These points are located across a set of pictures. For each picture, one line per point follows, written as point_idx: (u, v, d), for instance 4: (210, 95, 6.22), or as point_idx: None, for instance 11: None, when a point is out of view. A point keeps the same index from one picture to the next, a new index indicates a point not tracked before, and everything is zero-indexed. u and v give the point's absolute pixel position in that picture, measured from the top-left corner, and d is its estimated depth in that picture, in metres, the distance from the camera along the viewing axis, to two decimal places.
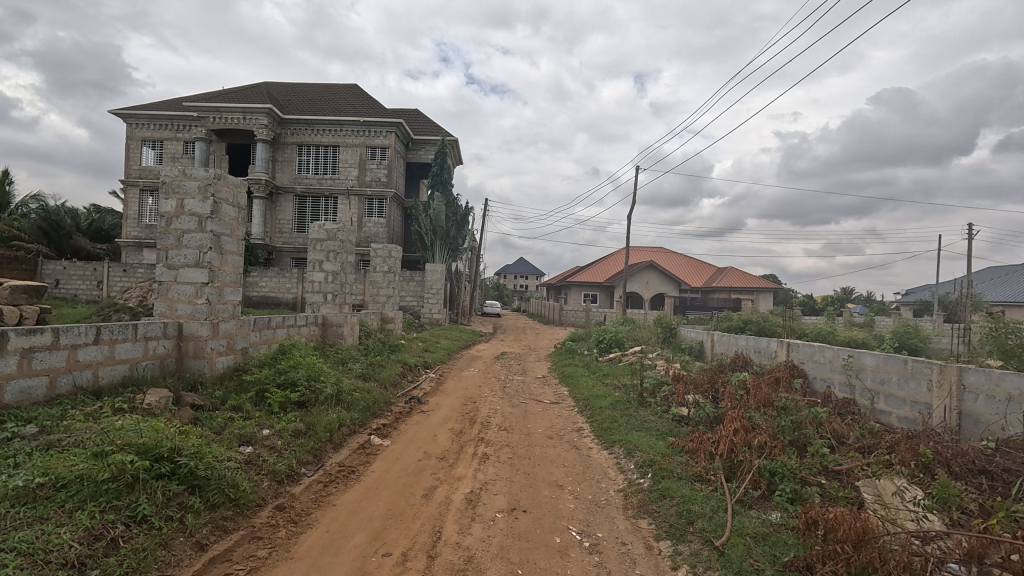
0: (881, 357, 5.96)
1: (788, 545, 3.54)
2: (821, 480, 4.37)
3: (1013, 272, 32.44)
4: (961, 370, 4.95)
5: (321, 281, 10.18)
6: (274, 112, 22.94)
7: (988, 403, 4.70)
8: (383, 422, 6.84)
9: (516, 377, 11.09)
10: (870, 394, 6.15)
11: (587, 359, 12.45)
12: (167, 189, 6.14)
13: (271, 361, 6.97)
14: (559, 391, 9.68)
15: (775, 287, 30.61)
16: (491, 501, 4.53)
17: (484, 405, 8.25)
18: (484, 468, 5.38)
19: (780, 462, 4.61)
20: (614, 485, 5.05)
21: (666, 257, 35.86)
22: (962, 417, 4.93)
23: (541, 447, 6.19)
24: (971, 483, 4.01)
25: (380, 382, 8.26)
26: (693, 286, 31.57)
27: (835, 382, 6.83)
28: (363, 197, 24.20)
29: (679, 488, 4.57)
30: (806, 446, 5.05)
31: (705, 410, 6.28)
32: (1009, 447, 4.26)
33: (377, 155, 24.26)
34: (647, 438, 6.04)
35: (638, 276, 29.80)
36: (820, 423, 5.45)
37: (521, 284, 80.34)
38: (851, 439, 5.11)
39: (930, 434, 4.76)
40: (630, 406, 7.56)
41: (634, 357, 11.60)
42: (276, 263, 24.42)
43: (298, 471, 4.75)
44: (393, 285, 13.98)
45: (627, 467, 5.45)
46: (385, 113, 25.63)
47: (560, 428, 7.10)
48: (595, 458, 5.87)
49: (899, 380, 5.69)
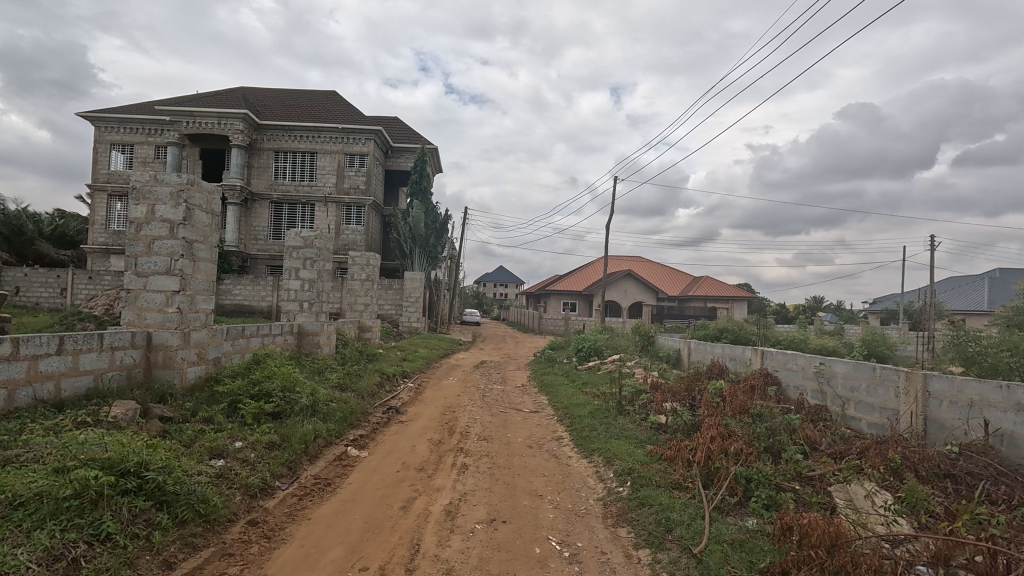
0: (851, 365, 6.13)
1: (763, 550, 3.57)
2: (795, 486, 4.43)
3: (972, 283, 33.80)
4: (927, 378, 5.11)
5: (297, 289, 10.02)
6: (250, 117, 22.58)
7: (951, 409, 4.86)
8: (360, 432, 6.73)
9: (496, 386, 11.07)
10: (840, 400, 6.32)
11: (566, 367, 12.52)
12: (137, 195, 5.98)
13: (245, 369, 6.82)
14: (539, 400, 9.67)
15: (749, 296, 31.26)
16: (470, 512, 4.49)
17: (463, 414, 8.21)
18: (463, 479, 5.32)
19: (755, 468, 4.67)
20: (593, 494, 5.06)
21: (643, 266, 36.30)
22: (927, 423, 5.09)
23: (520, 457, 6.16)
24: (937, 486, 4.16)
25: (357, 392, 8.12)
26: (671, 295, 32.00)
27: (807, 389, 6.99)
28: (341, 204, 23.96)
29: (658, 496, 4.59)
30: (780, 452, 5.14)
31: (682, 418, 6.36)
32: (971, 452, 4.42)
33: (355, 162, 24.05)
34: (626, 446, 6.08)
35: (616, 285, 30.15)
36: (793, 429, 5.56)
37: (501, 292, 80.63)
38: (823, 445, 5.22)
39: (898, 440, 4.91)
40: (609, 414, 7.60)
41: (612, 365, 11.74)
42: (251, 270, 23.94)
43: (270, 485, 4.62)
44: (371, 293, 13.80)
45: (607, 475, 5.48)
46: (364, 120, 25.49)
47: (540, 437, 7.10)
48: (575, 467, 5.89)
49: (868, 387, 5.86)
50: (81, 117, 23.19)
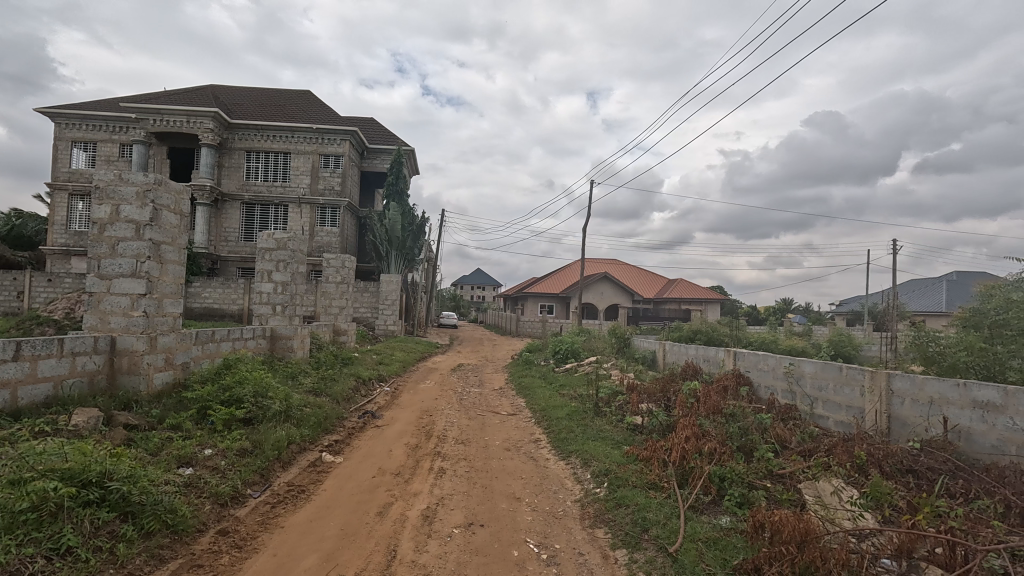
0: (819, 365, 6.31)
1: (737, 548, 3.64)
2: (766, 483, 4.54)
3: (931, 285, 35.22)
4: (890, 377, 5.30)
5: (270, 292, 9.82)
6: (221, 116, 22.05)
7: (913, 407, 5.04)
8: (335, 438, 6.61)
9: (474, 389, 11.03)
10: (809, 400, 6.50)
11: (544, 369, 12.57)
12: (100, 194, 5.76)
13: (216, 375, 6.64)
14: (516, 402, 9.68)
15: (721, 298, 31.92)
16: (448, 516, 4.46)
17: (440, 418, 8.15)
18: (440, 483, 5.28)
19: (728, 467, 4.76)
20: (570, 495, 5.09)
21: (619, 269, 36.73)
22: (891, 420, 5.28)
23: (498, 460, 6.15)
24: (900, 482, 4.32)
25: (332, 396, 7.99)
26: (646, 297, 32.43)
27: (777, 388, 7.17)
28: (315, 206, 23.57)
29: (634, 496, 4.64)
30: (752, 451, 5.26)
31: (658, 419, 6.45)
32: (932, 448, 4.61)
33: (330, 163, 23.70)
34: (602, 447, 6.14)
35: (593, 287, 30.42)
36: (764, 428, 5.70)
37: (478, 295, 80.45)
38: (793, 443, 5.36)
39: (864, 437, 5.08)
40: (587, 415, 7.66)
41: (589, 367, 11.83)
42: (221, 272, 23.34)
43: (242, 493, 4.50)
44: (347, 296, 13.62)
45: (584, 476, 5.51)
46: (339, 121, 25.16)
47: (517, 439, 7.10)
48: (552, 469, 5.91)
49: (835, 386, 6.04)
50: (40, 113, 22.28)
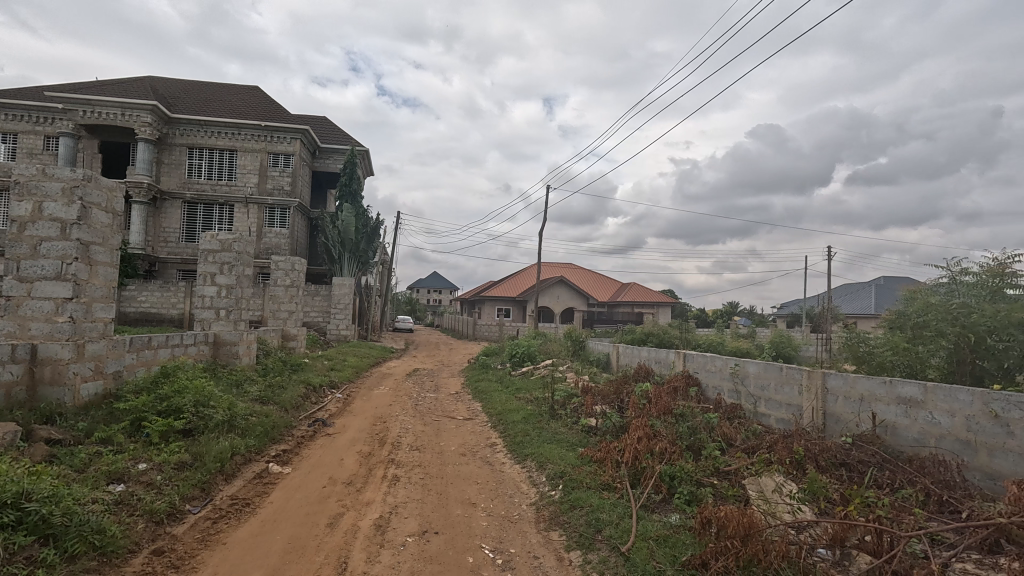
0: (761, 365, 6.63)
1: (685, 544, 3.76)
2: (713, 481, 4.71)
3: (861, 289, 37.76)
4: (825, 375, 5.63)
5: (213, 296, 9.35)
6: (160, 110, 20.86)
7: (846, 404, 5.38)
8: (283, 448, 6.35)
9: (429, 394, 10.88)
10: (753, 399, 6.81)
11: (500, 373, 12.58)
12: (20, 190, 5.32)
13: (152, 384, 6.24)
14: (472, 407, 9.63)
15: (672, 301, 32.99)
16: (401, 525, 4.38)
17: (395, 424, 7.99)
18: (394, 491, 5.18)
19: (678, 466, 4.91)
20: (526, 499, 5.10)
21: (574, 273, 37.31)
22: (826, 417, 5.61)
23: (454, 466, 6.09)
24: (834, 475, 4.59)
25: (280, 404, 7.68)
26: (601, 301, 33.07)
27: (723, 388, 7.48)
28: (263, 206, 22.67)
29: (588, 497, 4.71)
30: (700, 449, 5.45)
31: (611, 420, 6.57)
32: (862, 442, 4.93)
33: (279, 162, 22.87)
34: (558, 450, 6.20)
35: (549, 291, 30.75)
36: (712, 427, 5.92)
37: (435, 299, 79.62)
38: (738, 441, 5.59)
39: (802, 433, 5.37)
40: (542, 418, 7.71)
41: (545, 370, 11.92)
42: (159, 275, 22.04)
43: (179, 509, 4.25)
44: (296, 300, 13.16)
45: (539, 479, 5.54)
46: (290, 119, 24.35)
47: (473, 444, 7.07)
48: (508, 473, 5.91)
49: (776, 386, 6.36)
50: None
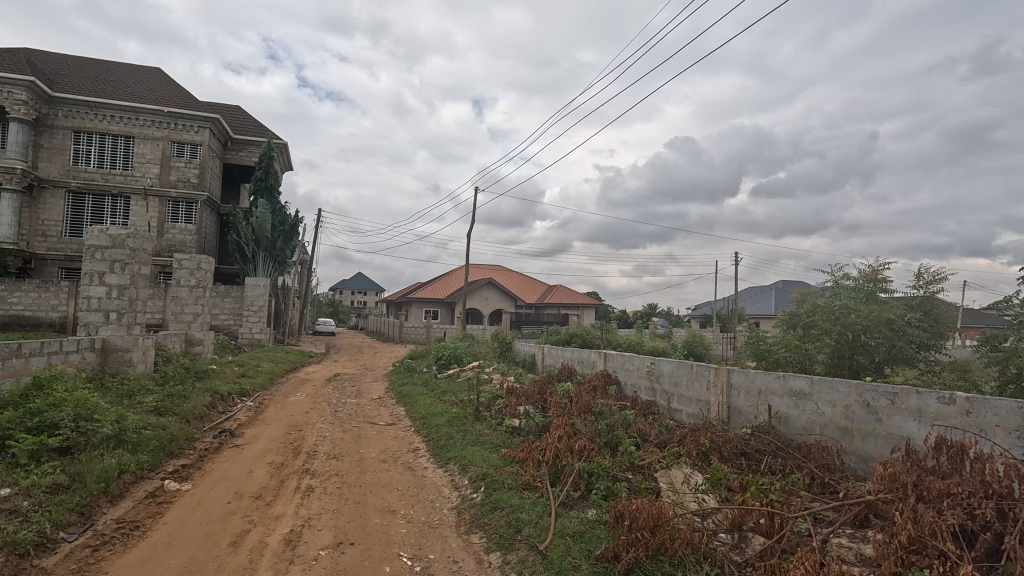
0: (674, 363, 7.02)
1: (600, 538, 3.89)
2: (628, 475, 4.92)
3: (764, 291, 41.20)
4: (730, 371, 6.07)
5: (101, 297, 8.40)
6: (39, 87, 18.52)
7: (747, 398, 5.83)
8: (182, 462, 5.83)
9: (350, 400, 10.47)
10: (666, 395, 7.20)
11: (426, 376, 12.37)
12: None
13: (20, 398, 5.47)
14: (396, 411, 9.39)
15: (596, 303, 34.16)
16: (314, 538, 4.17)
17: (311, 432, 7.60)
18: (307, 503, 4.92)
19: (596, 462, 5.07)
20: (447, 503, 5.05)
21: (503, 275, 37.59)
22: (730, 410, 6.05)
23: (373, 473, 5.90)
24: (735, 464, 4.96)
25: (181, 415, 7.05)
26: (528, 302, 33.54)
27: (640, 386, 7.84)
28: (165, 199, 20.77)
29: (509, 498, 4.75)
30: (617, 445, 5.67)
31: (534, 420, 6.68)
32: (760, 432, 5.36)
33: (185, 151, 21.07)
34: (481, 452, 6.19)
35: (477, 292, 30.74)
36: (628, 424, 6.18)
37: (360, 301, 76.94)
38: (651, 436, 5.88)
39: (709, 426, 5.75)
40: (467, 421, 7.67)
41: (471, 372, 11.88)
42: (37, 273, 19.53)
43: (52, 537, 3.77)
44: (203, 302, 12.17)
45: (462, 482, 5.51)
46: (198, 105, 22.52)
47: (395, 450, 6.89)
48: (430, 477, 5.81)
49: (687, 382, 6.77)
50: None
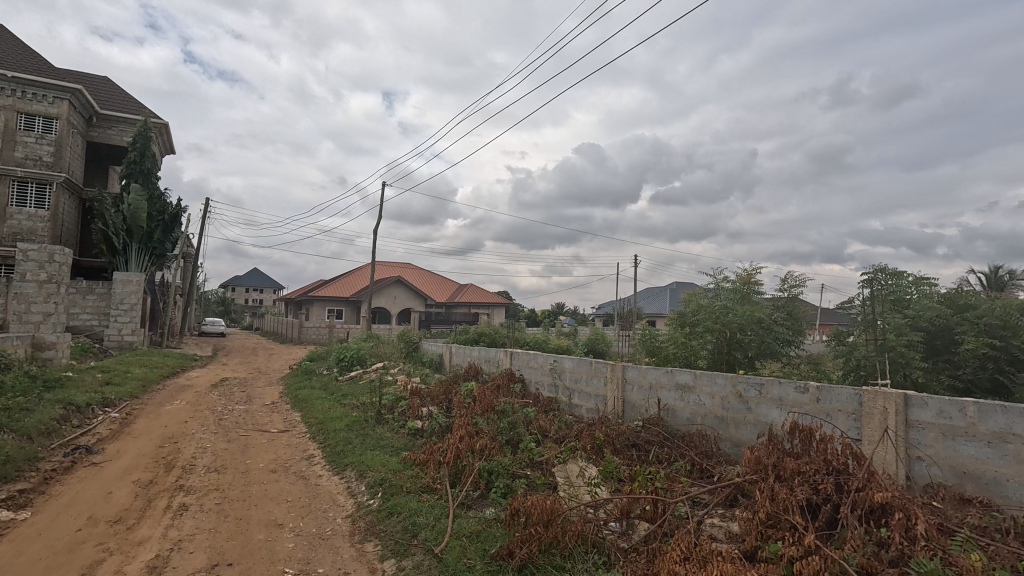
0: (575, 360, 7.29)
1: (496, 536, 3.91)
2: (527, 472, 5.01)
3: (660, 292, 44.31)
4: (624, 368, 6.41)
5: None
6: None
7: (639, 392, 6.19)
8: (20, 487, 4.99)
9: (238, 406, 9.65)
10: (567, 392, 7.45)
11: (326, 379, 11.76)
12: None
13: None
14: (290, 417, 8.80)
15: (506, 302, 34.64)
16: (184, 562, 3.76)
17: (189, 444, 6.88)
18: (179, 523, 4.43)
19: (496, 461, 5.11)
20: (341, 511, 4.81)
21: (412, 273, 36.84)
22: (624, 404, 6.40)
23: (260, 485, 5.47)
24: (626, 455, 5.25)
25: (21, 432, 6.04)
26: (438, 301, 33.18)
27: (543, 383, 8.04)
28: (10, 179, 17.77)
29: (406, 503, 4.63)
30: (518, 443, 5.76)
31: (437, 421, 6.59)
32: (650, 424, 5.72)
33: (37, 125, 18.18)
34: (380, 456, 5.99)
35: (385, 291, 29.82)
36: (529, 421, 6.31)
37: (256, 299, 71.43)
38: (551, 432, 6.05)
39: (604, 420, 6.03)
40: (367, 424, 7.39)
41: (374, 374, 11.48)
42: None
43: None
44: (56, 300, 10.56)
45: (358, 489, 5.28)
46: (54, 73, 19.54)
47: (286, 459, 6.44)
48: (324, 486, 5.50)
49: (587, 378, 7.05)
50: None
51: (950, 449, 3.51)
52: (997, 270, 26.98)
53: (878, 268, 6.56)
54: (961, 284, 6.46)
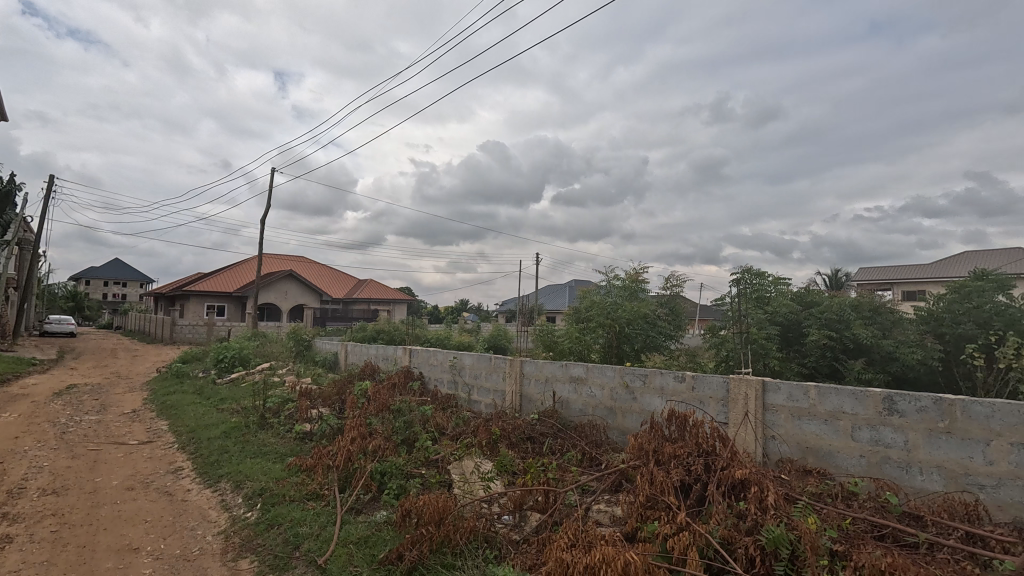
0: (474, 356, 7.28)
1: (385, 540, 3.77)
2: (421, 471, 4.90)
3: (560, 289, 46.10)
4: (522, 362, 6.52)
5: None
6: None
7: (536, 386, 6.34)
8: None
9: (89, 417, 8.38)
10: (466, 388, 7.43)
11: (201, 382, 10.63)
12: None
13: None
14: (155, 426, 7.82)
15: (408, 298, 33.88)
16: None
17: (18, 465, 5.82)
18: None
19: (389, 461, 4.94)
20: (212, 528, 4.35)
21: (306, 267, 34.64)
22: (522, 398, 6.52)
23: (112, 506, 4.78)
24: (521, 449, 5.34)
25: None
26: (335, 297, 31.56)
27: (442, 380, 7.94)
28: None
29: (289, 512, 4.31)
30: (414, 442, 5.62)
31: (328, 423, 6.22)
32: (545, 417, 5.88)
33: None
34: (261, 464, 5.52)
35: (275, 286, 27.72)
36: (426, 419, 6.19)
37: (117, 293, 62.78)
38: (448, 429, 5.98)
39: (502, 415, 6.09)
40: (248, 431, 6.78)
41: (259, 375, 10.60)
42: None
43: None
44: None
45: (233, 502, 4.81)
46: None
47: (147, 474, 5.70)
48: (193, 501, 4.95)
49: (486, 374, 7.07)
50: None
51: (797, 428, 4.00)
52: (833, 272, 31.74)
53: (745, 269, 7.32)
54: (809, 284, 7.42)
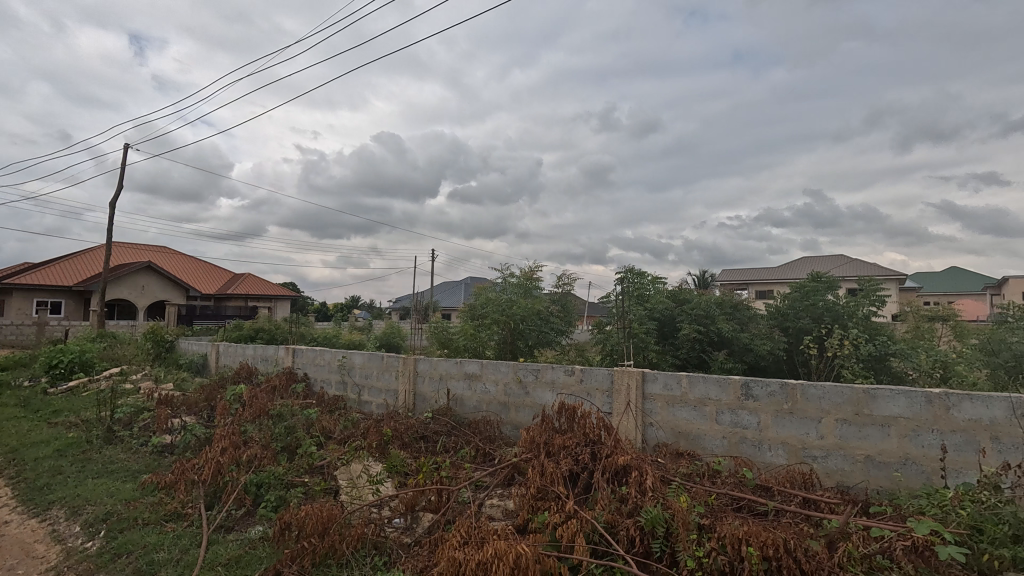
0: (365, 355, 6.95)
1: (260, 558, 3.45)
2: (304, 479, 4.57)
3: (455, 286, 46.00)
4: (416, 360, 6.36)
5: None
6: None
7: (430, 384, 6.22)
8: None
9: None
10: (356, 389, 7.07)
11: (26, 393, 8.92)
12: None
13: None
14: None
15: (292, 295, 31.54)
16: None
17: None
18: None
19: (267, 471, 4.54)
20: (39, 566, 3.65)
21: (169, 258, 30.72)
22: (415, 397, 6.36)
23: None
24: (414, 449, 5.21)
25: None
26: (205, 293, 28.40)
27: (330, 381, 7.48)
28: None
29: (142, 538, 3.77)
30: (296, 448, 5.22)
31: (193, 434, 5.55)
32: (439, 415, 5.80)
33: None
34: (107, 485, 4.76)
35: (128, 280, 24.20)
36: (310, 423, 5.78)
37: None
38: (335, 432, 5.65)
39: (394, 415, 5.89)
40: (89, 447, 5.81)
41: (106, 382, 9.16)
42: None
43: None
44: None
45: (68, 532, 4.08)
46: None
47: None
48: (11, 536, 4.12)
49: (378, 373, 6.79)
50: None
51: (671, 415, 4.36)
52: (700, 272, 35.30)
53: (627, 269, 7.82)
54: (681, 283, 8.17)
